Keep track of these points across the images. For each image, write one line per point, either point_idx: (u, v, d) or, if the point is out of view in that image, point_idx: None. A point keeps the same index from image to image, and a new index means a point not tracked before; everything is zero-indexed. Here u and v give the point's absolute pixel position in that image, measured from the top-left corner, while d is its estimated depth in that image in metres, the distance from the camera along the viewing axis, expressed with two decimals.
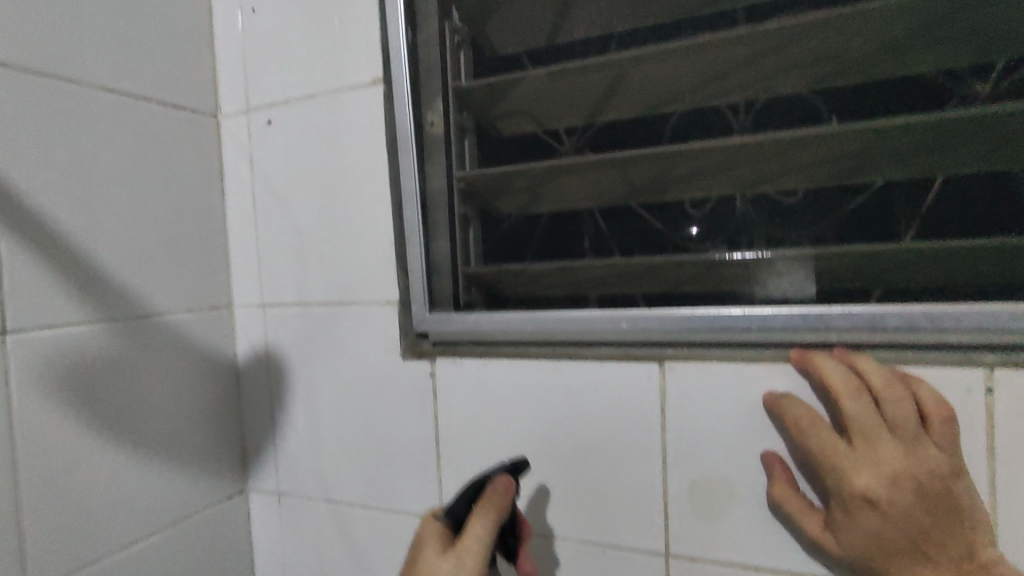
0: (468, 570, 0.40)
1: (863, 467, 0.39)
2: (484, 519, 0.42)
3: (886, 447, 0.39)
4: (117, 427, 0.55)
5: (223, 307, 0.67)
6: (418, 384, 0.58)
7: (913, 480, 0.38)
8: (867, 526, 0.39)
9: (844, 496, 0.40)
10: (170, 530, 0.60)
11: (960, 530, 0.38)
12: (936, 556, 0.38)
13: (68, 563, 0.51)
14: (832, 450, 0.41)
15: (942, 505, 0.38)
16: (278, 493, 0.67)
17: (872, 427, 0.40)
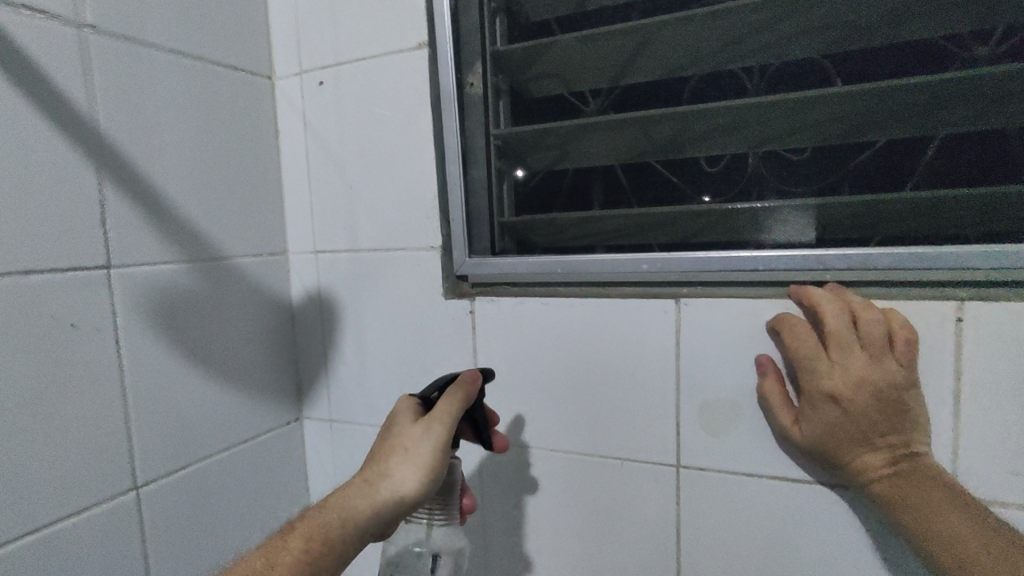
0: (437, 433, 0.47)
1: (835, 372, 0.47)
2: (453, 395, 0.49)
3: (855, 358, 0.47)
4: (199, 352, 0.63)
5: (279, 253, 0.74)
6: (458, 320, 0.65)
7: (873, 384, 0.46)
8: (830, 417, 0.48)
9: (815, 393, 0.48)
10: (242, 445, 0.69)
11: (904, 429, 0.47)
12: (881, 446, 0.47)
13: (162, 466, 0.60)
14: (812, 358, 0.49)
15: (897, 406, 0.46)
16: (331, 419, 0.76)
17: (847, 341, 0.47)
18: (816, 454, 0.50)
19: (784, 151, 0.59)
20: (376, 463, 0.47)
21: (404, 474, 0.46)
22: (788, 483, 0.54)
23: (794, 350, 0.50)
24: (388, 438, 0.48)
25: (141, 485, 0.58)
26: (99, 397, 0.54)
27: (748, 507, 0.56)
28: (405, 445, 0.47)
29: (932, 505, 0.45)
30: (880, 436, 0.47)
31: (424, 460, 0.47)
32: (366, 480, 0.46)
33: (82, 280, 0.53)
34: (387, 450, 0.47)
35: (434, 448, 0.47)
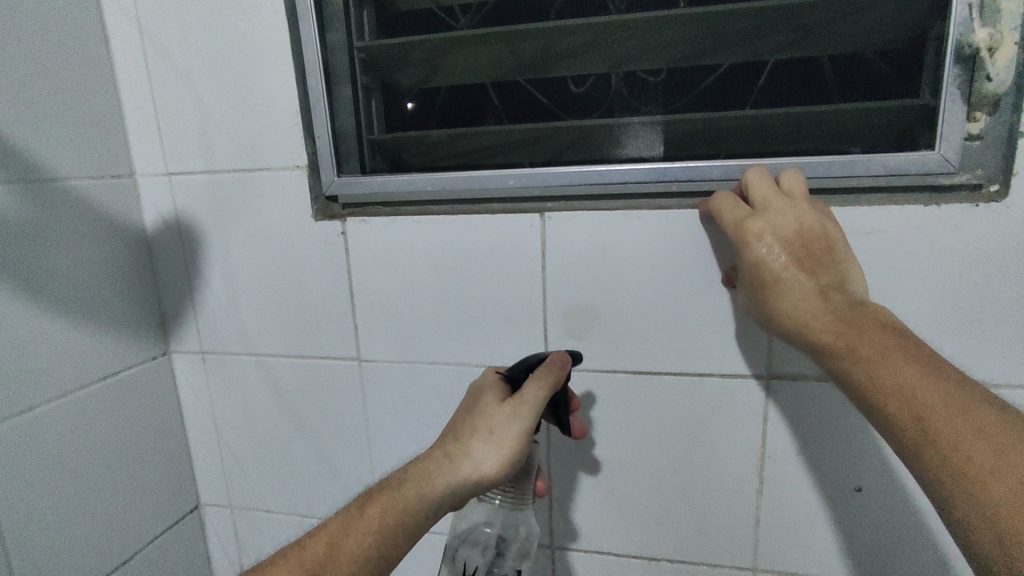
0: (523, 418, 0.49)
1: (763, 217, 0.48)
2: (541, 382, 0.50)
3: (780, 203, 0.48)
4: (36, 284, 0.58)
5: (124, 177, 0.67)
6: (331, 242, 0.64)
7: (800, 223, 0.47)
8: (760, 261, 0.47)
9: (743, 240, 0.48)
10: (100, 383, 0.65)
11: (836, 268, 0.47)
12: (816, 282, 0.46)
13: (4, 408, 0.56)
14: (738, 213, 0.49)
15: (817, 250, 0.47)
16: (202, 351, 0.73)
17: (768, 193, 0.49)
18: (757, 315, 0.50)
19: (642, 73, 0.62)
20: (459, 440, 0.49)
21: (484, 453, 0.48)
22: (640, 375, 0.60)
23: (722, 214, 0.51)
24: (474, 415, 0.50)
25: None
26: None
27: (610, 400, 0.62)
28: (488, 426, 0.49)
29: (867, 338, 0.44)
30: (807, 275, 0.46)
31: (506, 442, 0.49)
32: (447, 453, 0.49)
33: None
34: (472, 427, 0.50)
35: (515, 433, 0.49)
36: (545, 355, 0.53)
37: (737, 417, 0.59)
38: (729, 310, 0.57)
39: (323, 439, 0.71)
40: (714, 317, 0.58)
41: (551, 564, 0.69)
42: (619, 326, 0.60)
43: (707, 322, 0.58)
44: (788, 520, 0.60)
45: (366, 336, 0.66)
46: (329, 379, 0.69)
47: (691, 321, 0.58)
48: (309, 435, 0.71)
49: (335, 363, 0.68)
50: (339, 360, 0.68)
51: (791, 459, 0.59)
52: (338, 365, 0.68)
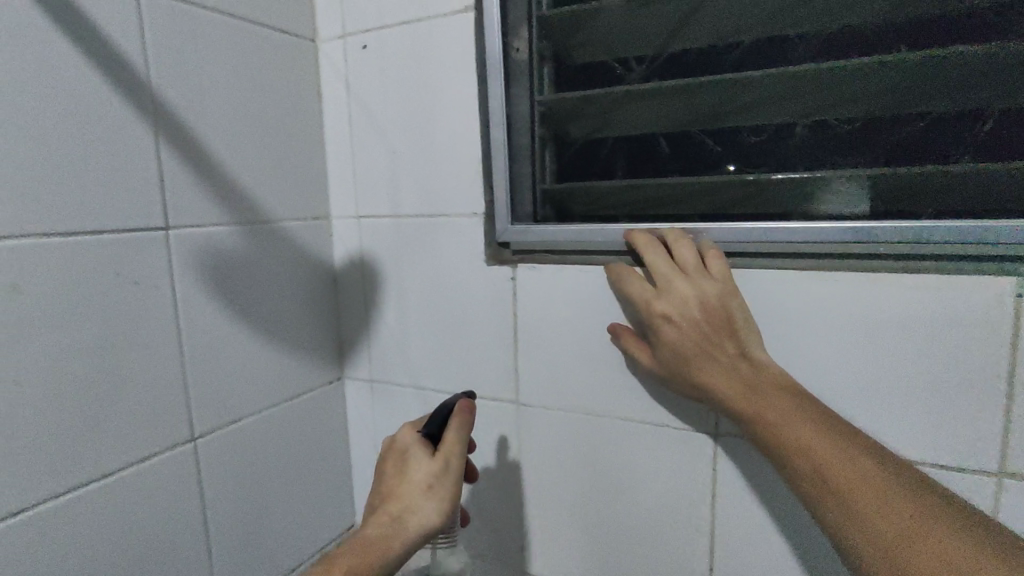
0: (451, 470, 0.52)
1: (660, 296, 0.54)
2: (456, 432, 0.54)
3: (675, 281, 0.54)
4: (249, 311, 0.66)
5: (322, 217, 0.75)
6: (500, 286, 0.66)
7: (690, 298, 0.53)
8: (669, 337, 0.53)
9: (652, 317, 0.55)
10: (287, 403, 0.72)
11: (730, 334, 0.52)
12: (714, 350, 0.52)
13: (218, 419, 0.63)
14: (646, 295, 0.55)
15: (715, 321, 0.52)
16: (371, 380, 0.78)
17: (665, 270, 0.55)
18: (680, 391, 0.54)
19: (833, 123, 0.57)
20: (399, 498, 0.50)
21: (429, 507, 0.50)
22: None
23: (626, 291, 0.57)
24: (407, 474, 0.51)
25: (198, 437, 0.61)
26: (158, 351, 0.57)
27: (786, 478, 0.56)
28: (426, 482, 0.51)
29: (767, 399, 0.48)
30: (711, 349, 0.52)
31: (444, 494, 0.51)
32: (391, 516, 0.49)
33: (142, 240, 0.55)
34: (408, 486, 0.51)
35: (448, 485, 0.51)
36: (451, 402, 0.56)
37: None
38: (936, 389, 0.51)
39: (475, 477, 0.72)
40: (915, 394, 0.52)
41: None
42: None
43: (905, 398, 0.52)
44: None
45: (527, 381, 0.67)
46: (486, 418, 0.70)
47: (885, 396, 0.53)
48: None
49: (494, 403, 0.69)
50: (497, 401, 0.69)
51: None
52: (496, 406, 0.69)
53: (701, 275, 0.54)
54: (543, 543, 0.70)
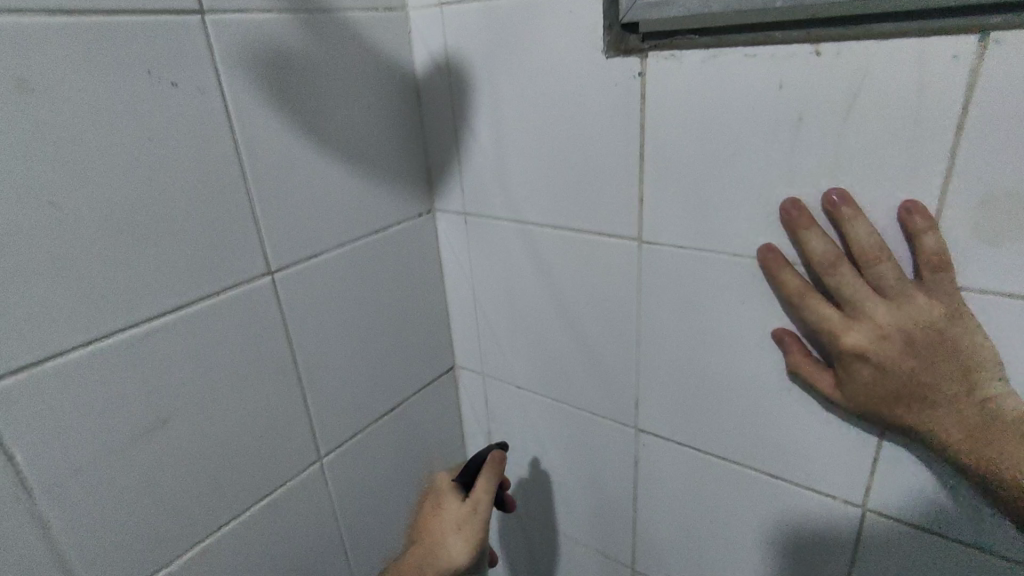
0: (479, 513, 0.56)
1: (852, 274, 0.42)
2: (486, 476, 0.58)
3: (875, 307, 0.42)
4: (316, 126, 0.55)
5: (397, 10, 0.61)
6: (622, 85, 0.50)
7: (898, 334, 0.41)
8: (863, 307, 0.42)
9: (840, 287, 0.43)
10: (373, 236, 0.64)
11: (948, 331, 0.40)
12: (924, 328, 0.40)
13: (296, 249, 0.56)
14: (833, 262, 0.43)
15: (940, 355, 0.40)
16: (464, 212, 0.67)
17: (862, 293, 0.42)
18: (857, 369, 0.43)
19: None
20: (433, 536, 0.55)
21: (457, 544, 0.55)
22: None
23: (804, 235, 0.44)
24: (439, 514, 0.57)
25: (275, 269, 0.55)
26: (215, 172, 0.48)
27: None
28: (456, 523, 0.55)
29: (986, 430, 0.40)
30: (929, 398, 0.41)
31: (471, 532, 0.55)
32: (426, 550, 0.55)
33: (172, 28, 0.44)
34: (438, 526, 0.56)
35: (477, 524, 0.55)
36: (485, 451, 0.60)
37: None
38: None
39: (583, 325, 0.63)
40: None
41: (858, 531, 0.53)
42: None
43: None
44: None
45: (652, 212, 0.53)
46: (599, 259, 0.58)
47: None
48: (567, 317, 0.64)
49: (608, 241, 0.57)
50: (612, 238, 0.56)
51: None
52: (611, 244, 0.57)
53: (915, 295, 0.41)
54: (662, 401, 0.60)
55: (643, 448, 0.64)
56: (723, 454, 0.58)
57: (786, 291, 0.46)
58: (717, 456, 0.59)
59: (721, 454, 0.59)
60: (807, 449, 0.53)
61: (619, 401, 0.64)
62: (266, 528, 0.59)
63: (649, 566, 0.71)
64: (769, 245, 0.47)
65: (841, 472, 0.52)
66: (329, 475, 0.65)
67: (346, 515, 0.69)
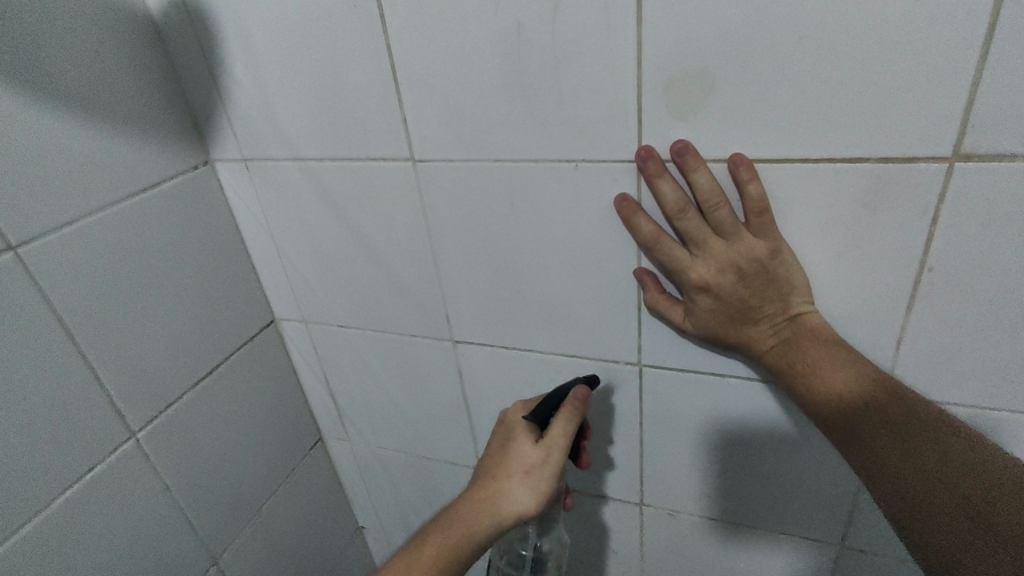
0: (552, 459, 0.54)
1: (690, 220, 0.47)
2: (565, 418, 0.55)
3: (714, 247, 0.47)
4: (30, 78, 0.50)
5: None
6: (359, 6, 0.50)
7: (735, 271, 0.47)
8: (704, 246, 0.47)
9: (682, 229, 0.48)
10: (142, 196, 0.60)
11: (755, 267, 0.47)
12: (736, 265, 0.47)
13: (38, 219, 0.51)
14: (682, 209, 0.47)
15: (761, 285, 0.47)
16: (244, 159, 0.65)
17: (701, 236, 0.47)
18: (699, 299, 0.50)
19: None
20: (499, 479, 0.54)
21: (525, 490, 0.53)
22: (763, 166, 0.46)
23: (656, 183, 0.47)
24: (509, 457, 0.55)
25: (19, 245, 0.50)
26: None
27: None
28: (524, 469, 0.54)
29: (799, 345, 0.48)
30: (759, 317, 0.49)
31: (539, 481, 0.53)
32: (490, 493, 0.53)
33: None
34: (506, 468, 0.54)
35: (547, 473, 0.54)
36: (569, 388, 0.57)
37: (899, 216, 0.44)
38: (892, 68, 0.40)
39: (384, 252, 0.65)
40: (868, 80, 0.41)
41: (639, 384, 0.62)
42: (738, 98, 0.44)
43: (857, 88, 0.41)
44: (931, 349, 0.49)
45: (417, 131, 0.55)
46: (382, 185, 0.60)
47: (832, 88, 0.42)
48: (368, 247, 0.65)
49: (385, 165, 0.58)
50: (389, 163, 0.58)
51: (966, 265, 0.44)
52: (390, 168, 0.58)
53: (724, 238, 0.47)
54: (468, 310, 0.65)
55: (462, 357, 0.69)
56: (527, 346, 0.65)
57: (641, 235, 0.50)
58: (524, 349, 0.65)
59: (525, 347, 0.65)
60: (589, 324, 0.60)
61: (431, 318, 0.67)
62: (81, 517, 0.57)
63: None
64: (623, 194, 0.50)
65: (617, 338, 0.60)
66: (150, 451, 0.63)
67: (184, 486, 0.67)
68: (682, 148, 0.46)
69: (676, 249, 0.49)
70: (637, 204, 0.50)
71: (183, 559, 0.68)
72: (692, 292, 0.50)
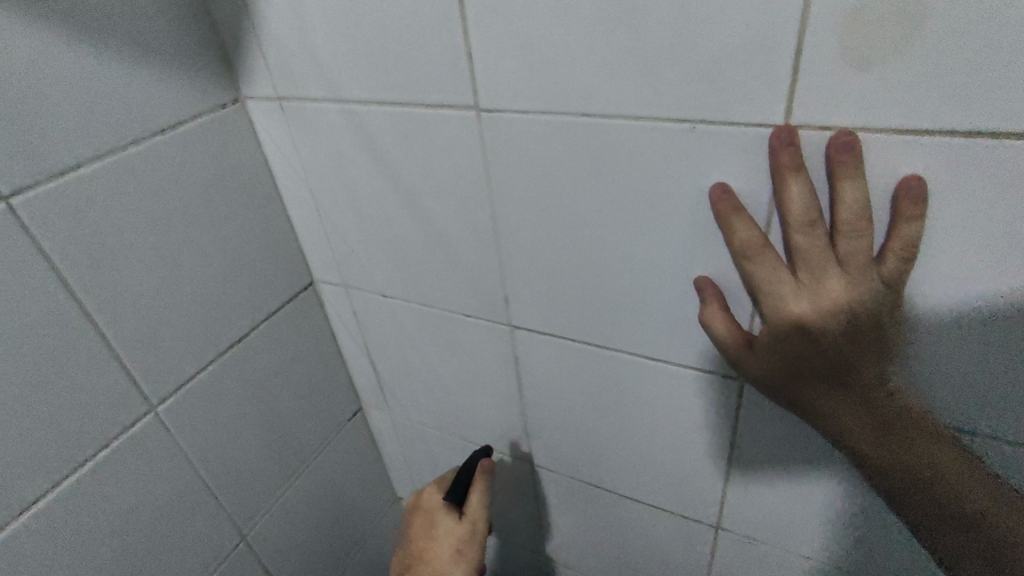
0: (478, 533, 0.62)
1: (813, 241, 0.35)
2: (480, 491, 0.63)
3: (833, 282, 0.35)
4: None
5: None
6: None
7: (849, 321, 0.35)
8: (819, 275, 0.36)
9: (798, 250, 0.36)
10: (158, 138, 0.51)
11: (872, 321, 0.36)
12: (854, 312, 0.35)
13: (34, 164, 0.43)
14: (810, 222, 0.35)
15: (873, 344, 0.36)
16: (277, 98, 0.55)
17: (820, 263, 0.35)
18: (779, 341, 0.38)
19: None
20: (433, 562, 0.60)
21: (458, 567, 0.59)
22: (968, 143, 0.32)
23: (792, 179, 0.35)
24: (438, 538, 0.62)
25: (11, 196, 0.43)
26: None
27: (886, 184, 0.35)
28: (456, 546, 0.60)
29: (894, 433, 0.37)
30: (851, 384, 0.37)
31: (469, 557, 0.60)
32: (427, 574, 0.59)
33: None
34: (437, 550, 0.61)
35: (476, 546, 0.61)
36: (474, 461, 0.65)
37: None
38: None
39: (435, 219, 0.54)
40: None
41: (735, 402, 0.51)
42: (951, 41, 0.30)
43: None
44: None
45: (482, 71, 0.43)
46: (436, 139, 0.49)
47: None
48: (417, 211, 0.55)
49: (440, 113, 0.47)
50: (445, 111, 0.47)
51: None
52: (448, 118, 0.47)
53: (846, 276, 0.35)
54: (531, 296, 0.54)
55: (520, 346, 0.59)
56: (599, 344, 0.54)
57: (733, 243, 0.38)
58: (594, 346, 0.54)
59: (597, 344, 0.54)
60: (680, 328, 0.49)
61: (487, 298, 0.57)
62: (94, 496, 0.52)
63: (549, 460, 0.69)
64: (725, 182, 0.39)
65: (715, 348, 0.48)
66: (172, 424, 0.57)
67: (211, 460, 0.62)
68: (837, 141, 0.34)
69: (778, 270, 0.37)
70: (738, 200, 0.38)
71: (208, 536, 0.63)
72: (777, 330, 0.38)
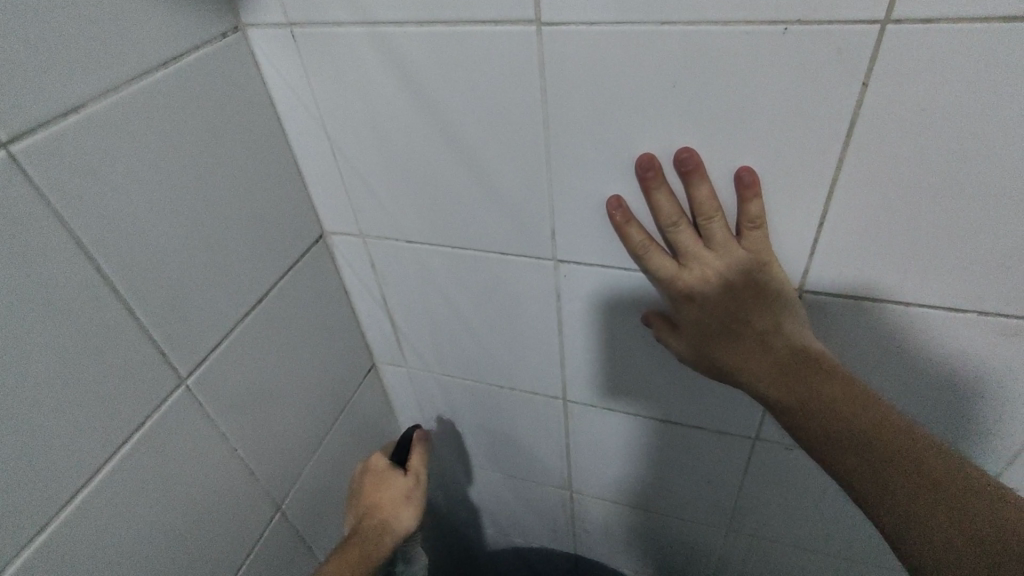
0: (420, 485, 0.66)
1: (683, 231, 0.44)
2: (421, 451, 0.68)
3: (706, 255, 0.44)
4: None
5: None
6: None
7: (725, 282, 0.44)
8: (691, 254, 0.44)
9: (671, 237, 0.45)
10: (162, 72, 0.44)
11: (748, 280, 0.44)
12: (724, 275, 0.44)
13: (32, 104, 0.37)
14: (670, 216, 0.44)
15: (750, 299, 0.44)
16: (290, 23, 0.49)
17: (691, 246, 0.44)
18: (684, 310, 0.46)
19: None
20: (386, 511, 0.63)
21: (408, 513, 0.64)
22: None
23: (653, 194, 0.44)
24: (385, 490, 0.64)
25: (10, 142, 0.36)
26: None
27: (988, 76, 0.35)
28: (403, 494, 0.64)
29: (795, 372, 0.44)
30: (747, 334, 0.45)
31: (416, 505, 0.65)
32: (379, 521, 0.62)
33: None
34: (387, 499, 0.64)
35: (419, 495, 0.66)
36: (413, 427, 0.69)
37: None
38: None
39: (478, 151, 0.51)
40: None
41: None
42: None
43: None
44: None
45: None
46: (486, 61, 0.45)
47: None
48: (456, 144, 0.51)
49: (493, 30, 0.43)
50: (500, 28, 0.43)
51: None
52: (502, 36, 0.43)
53: (729, 249, 0.44)
54: (581, 226, 0.53)
55: (563, 280, 0.58)
56: None
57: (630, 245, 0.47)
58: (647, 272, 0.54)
59: None
60: None
61: (529, 232, 0.55)
62: (136, 483, 0.47)
63: (584, 393, 0.69)
64: (616, 198, 0.48)
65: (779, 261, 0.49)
66: (202, 397, 0.52)
67: (243, 432, 0.58)
68: (735, 173, 0.44)
69: (662, 258, 0.45)
70: (630, 213, 0.47)
71: (247, 511, 0.60)
72: (678, 305, 0.47)
